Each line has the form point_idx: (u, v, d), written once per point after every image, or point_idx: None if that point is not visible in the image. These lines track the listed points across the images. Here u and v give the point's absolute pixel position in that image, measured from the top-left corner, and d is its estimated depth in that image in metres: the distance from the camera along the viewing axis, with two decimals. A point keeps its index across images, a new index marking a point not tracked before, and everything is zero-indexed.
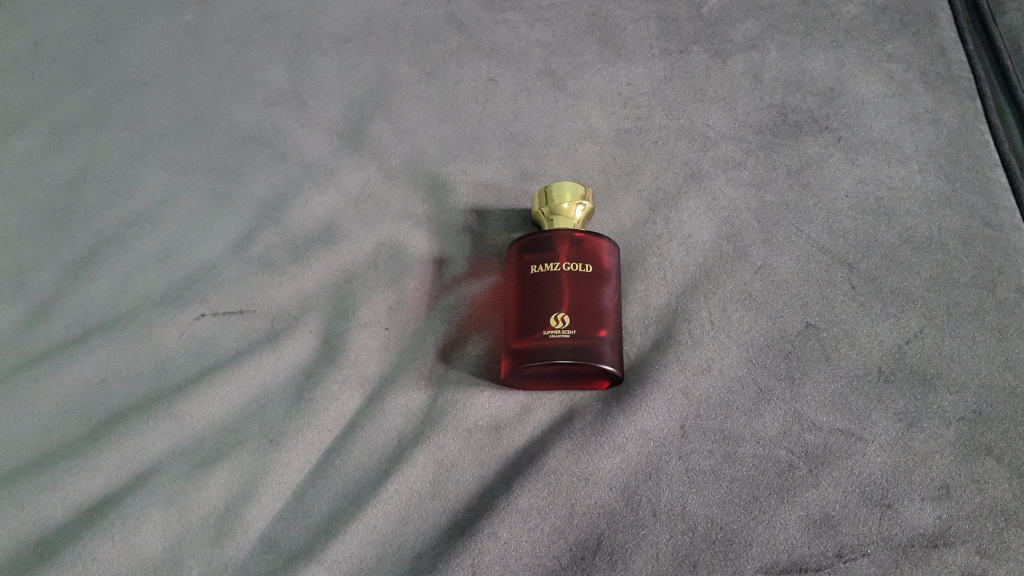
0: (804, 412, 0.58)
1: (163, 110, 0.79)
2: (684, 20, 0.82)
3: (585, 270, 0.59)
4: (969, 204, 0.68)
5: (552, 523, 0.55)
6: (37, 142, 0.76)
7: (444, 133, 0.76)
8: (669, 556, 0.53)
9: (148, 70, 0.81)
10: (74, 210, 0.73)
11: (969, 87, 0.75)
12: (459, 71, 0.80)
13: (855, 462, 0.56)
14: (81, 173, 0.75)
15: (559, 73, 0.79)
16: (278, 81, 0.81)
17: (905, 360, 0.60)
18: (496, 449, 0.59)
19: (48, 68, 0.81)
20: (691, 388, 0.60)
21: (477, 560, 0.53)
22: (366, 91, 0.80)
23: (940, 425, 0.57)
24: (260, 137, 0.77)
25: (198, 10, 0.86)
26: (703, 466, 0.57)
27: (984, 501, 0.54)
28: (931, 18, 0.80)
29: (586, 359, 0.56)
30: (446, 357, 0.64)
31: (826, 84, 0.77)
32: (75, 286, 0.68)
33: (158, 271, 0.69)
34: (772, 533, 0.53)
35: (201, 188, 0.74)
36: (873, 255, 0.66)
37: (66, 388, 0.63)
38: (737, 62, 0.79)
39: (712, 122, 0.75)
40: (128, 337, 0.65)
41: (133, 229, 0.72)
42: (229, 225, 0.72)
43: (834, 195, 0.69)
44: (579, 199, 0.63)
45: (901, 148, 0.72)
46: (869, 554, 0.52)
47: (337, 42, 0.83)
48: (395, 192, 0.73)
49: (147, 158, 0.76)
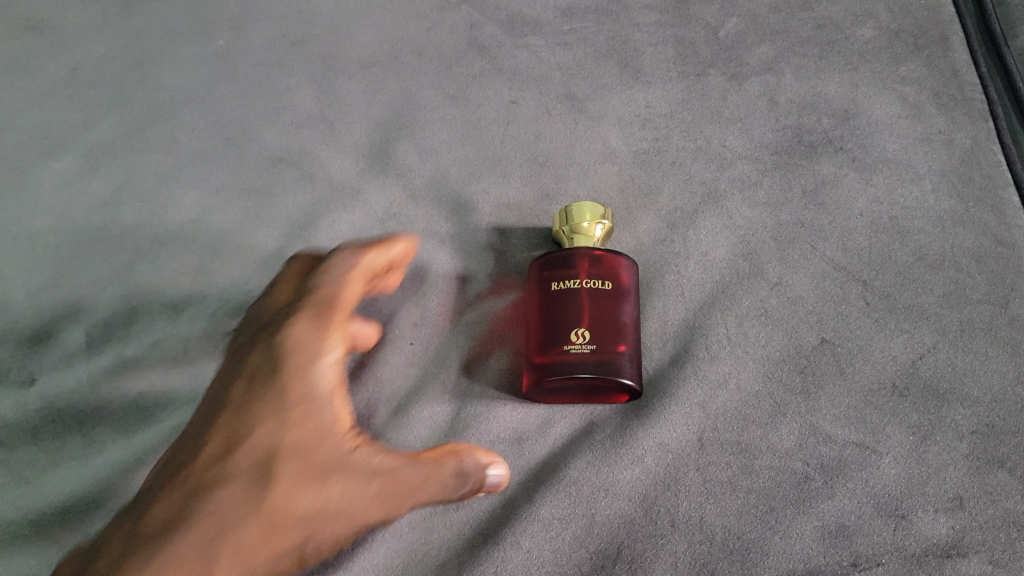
0: (819, 425, 0.60)
1: (197, 133, 0.82)
2: (701, 44, 0.84)
3: (605, 287, 0.62)
4: (981, 222, 0.69)
5: (573, 533, 0.57)
6: (76, 163, 0.80)
7: (468, 154, 0.79)
8: (687, 564, 0.54)
9: (182, 93, 0.85)
10: (112, 229, 0.76)
11: (981, 108, 0.76)
12: (482, 93, 0.83)
13: (869, 474, 0.57)
14: (118, 193, 0.78)
15: (579, 95, 0.82)
16: (307, 105, 0.84)
17: (919, 375, 0.62)
18: (517, 460, 0.61)
19: (86, 93, 0.85)
20: (708, 402, 0.62)
21: (500, 568, 0.55)
22: (391, 115, 0.83)
23: (953, 438, 0.58)
24: (290, 159, 0.80)
25: (228, 36, 0.89)
26: (720, 478, 0.58)
27: (997, 512, 0.55)
28: (944, 40, 0.81)
29: (606, 373, 0.59)
30: (469, 372, 0.66)
31: (840, 106, 0.79)
32: (112, 304, 0.71)
33: (191, 288, 0.72)
34: (788, 543, 0.55)
35: (232, 208, 0.77)
36: (887, 273, 0.67)
37: (104, 400, 0.66)
38: (753, 85, 0.81)
39: (728, 143, 0.77)
40: (163, 353, 0.68)
41: (167, 248, 0.75)
42: (259, 244, 0.75)
43: (848, 215, 0.71)
44: (599, 218, 0.65)
45: (915, 168, 0.73)
46: (883, 564, 0.53)
47: (364, 67, 0.86)
48: (420, 212, 0.76)
49: (181, 179, 0.79)
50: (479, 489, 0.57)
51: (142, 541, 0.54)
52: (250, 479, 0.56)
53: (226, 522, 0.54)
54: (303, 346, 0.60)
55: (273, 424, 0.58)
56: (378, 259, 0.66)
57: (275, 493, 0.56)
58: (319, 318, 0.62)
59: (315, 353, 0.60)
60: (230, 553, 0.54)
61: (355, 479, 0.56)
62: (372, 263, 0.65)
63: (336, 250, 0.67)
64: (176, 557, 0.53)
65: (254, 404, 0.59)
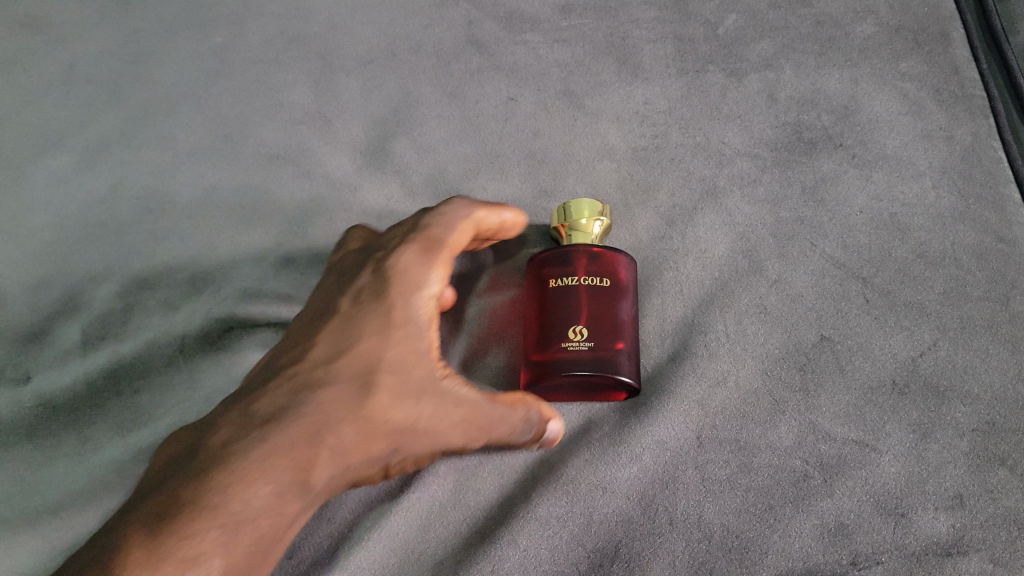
0: (818, 423, 0.59)
1: (194, 130, 0.82)
2: (700, 40, 0.84)
3: (603, 284, 0.61)
4: (982, 219, 0.69)
5: (570, 531, 0.56)
6: (73, 161, 0.80)
7: (466, 150, 0.79)
8: (685, 563, 0.54)
9: (179, 90, 0.85)
10: (108, 227, 0.75)
11: (982, 104, 0.76)
12: (480, 90, 0.83)
13: (869, 472, 0.57)
14: (114, 191, 0.78)
15: (577, 92, 0.82)
16: (305, 102, 0.84)
17: (919, 373, 0.61)
18: (515, 458, 0.61)
19: (83, 90, 0.85)
20: (706, 399, 0.61)
21: (497, 567, 0.55)
22: (389, 112, 0.83)
23: (953, 436, 0.58)
24: (287, 156, 0.80)
25: (226, 32, 0.89)
26: (719, 476, 0.58)
27: (998, 510, 0.55)
28: (944, 36, 0.81)
29: (604, 371, 0.58)
30: (466, 369, 0.66)
31: (840, 102, 0.78)
32: (107, 301, 0.71)
33: (187, 286, 0.72)
34: (787, 541, 0.54)
35: (229, 205, 0.77)
36: (887, 270, 0.67)
37: (100, 398, 0.66)
38: (752, 81, 0.80)
39: (727, 140, 0.76)
40: (159, 350, 0.68)
41: (164, 245, 0.74)
42: (256, 241, 0.75)
43: (848, 212, 0.71)
44: (597, 216, 0.65)
45: (915, 165, 0.73)
46: (882, 562, 0.53)
47: (361, 63, 0.86)
48: (418, 209, 0.76)
49: (178, 177, 0.79)
50: (537, 439, 0.58)
51: (250, 426, 0.52)
52: (349, 384, 0.55)
53: (325, 420, 0.53)
54: (407, 273, 0.58)
55: (375, 339, 0.56)
56: (488, 219, 0.63)
57: (375, 401, 0.54)
58: (425, 251, 0.59)
59: (421, 281, 0.58)
60: (326, 450, 0.52)
61: (442, 408, 0.55)
62: (481, 221, 0.63)
63: (452, 197, 0.65)
64: (276, 443, 0.51)
65: (358, 316, 0.57)
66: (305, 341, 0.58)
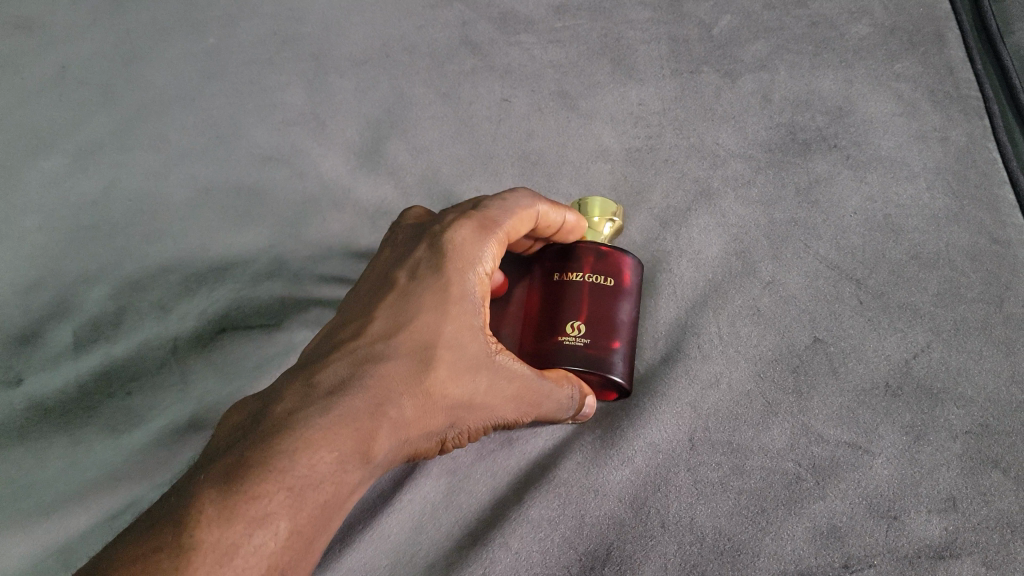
0: (811, 425, 0.59)
1: (187, 132, 0.82)
2: (695, 41, 0.84)
3: (607, 284, 0.61)
4: (976, 220, 0.69)
5: (562, 534, 0.56)
6: (65, 162, 0.79)
7: (459, 152, 0.79)
8: (677, 566, 0.54)
9: (173, 91, 0.85)
10: (100, 228, 0.75)
11: (977, 105, 0.76)
12: (474, 91, 0.83)
13: (862, 475, 0.57)
14: (107, 192, 0.77)
15: (571, 93, 0.82)
16: (299, 103, 0.83)
17: (913, 375, 0.61)
18: (507, 460, 0.61)
19: (75, 91, 0.84)
20: (700, 401, 0.61)
21: (489, 569, 0.55)
22: (382, 113, 0.82)
23: (946, 438, 0.58)
24: (281, 157, 0.80)
25: (219, 33, 0.89)
26: (711, 478, 0.57)
27: (990, 513, 0.54)
28: (939, 37, 0.81)
29: (595, 368, 0.59)
30: None
31: (834, 103, 0.78)
32: (100, 302, 0.71)
33: (180, 287, 0.72)
34: (780, 544, 0.54)
35: (223, 207, 0.77)
36: (881, 271, 0.67)
37: (92, 400, 0.66)
38: (747, 82, 0.80)
39: (721, 141, 0.76)
40: (151, 352, 0.68)
41: (156, 246, 0.74)
42: (249, 243, 0.75)
43: (842, 213, 0.70)
44: (609, 216, 0.66)
45: (909, 166, 0.73)
46: (875, 565, 0.53)
47: (355, 64, 0.86)
48: None
49: (171, 178, 0.79)
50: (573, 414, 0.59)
51: (312, 397, 0.50)
52: (406, 358, 0.53)
53: (387, 392, 0.51)
54: (464, 249, 0.58)
55: (431, 315, 0.55)
56: (550, 216, 0.62)
57: (434, 375, 0.53)
58: (482, 229, 0.59)
59: (476, 257, 0.58)
60: (387, 425, 0.50)
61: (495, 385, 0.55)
62: (544, 216, 0.62)
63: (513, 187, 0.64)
64: (340, 411, 0.49)
65: (415, 290, 0.56)
66: (359, 317, 0.57)
